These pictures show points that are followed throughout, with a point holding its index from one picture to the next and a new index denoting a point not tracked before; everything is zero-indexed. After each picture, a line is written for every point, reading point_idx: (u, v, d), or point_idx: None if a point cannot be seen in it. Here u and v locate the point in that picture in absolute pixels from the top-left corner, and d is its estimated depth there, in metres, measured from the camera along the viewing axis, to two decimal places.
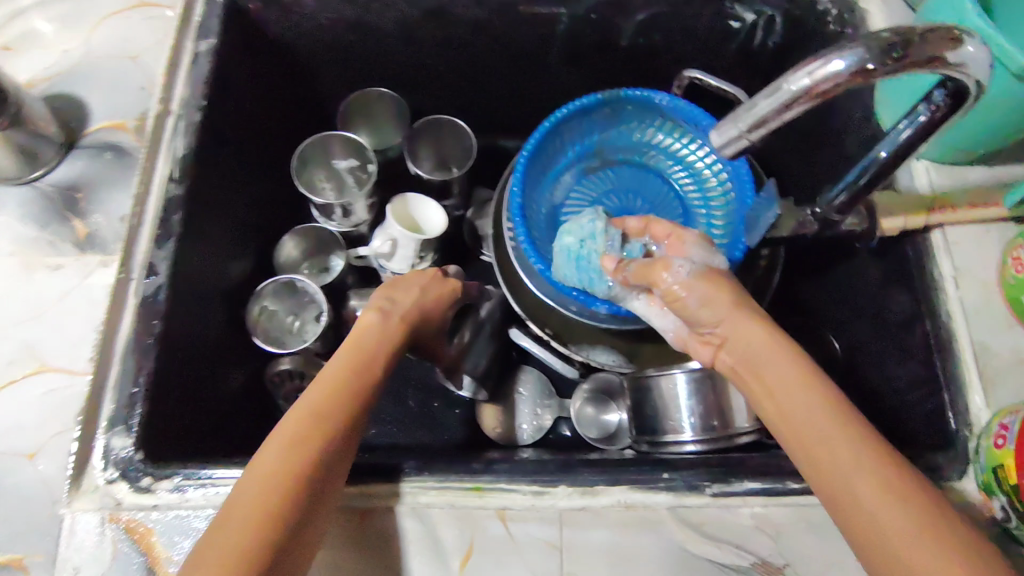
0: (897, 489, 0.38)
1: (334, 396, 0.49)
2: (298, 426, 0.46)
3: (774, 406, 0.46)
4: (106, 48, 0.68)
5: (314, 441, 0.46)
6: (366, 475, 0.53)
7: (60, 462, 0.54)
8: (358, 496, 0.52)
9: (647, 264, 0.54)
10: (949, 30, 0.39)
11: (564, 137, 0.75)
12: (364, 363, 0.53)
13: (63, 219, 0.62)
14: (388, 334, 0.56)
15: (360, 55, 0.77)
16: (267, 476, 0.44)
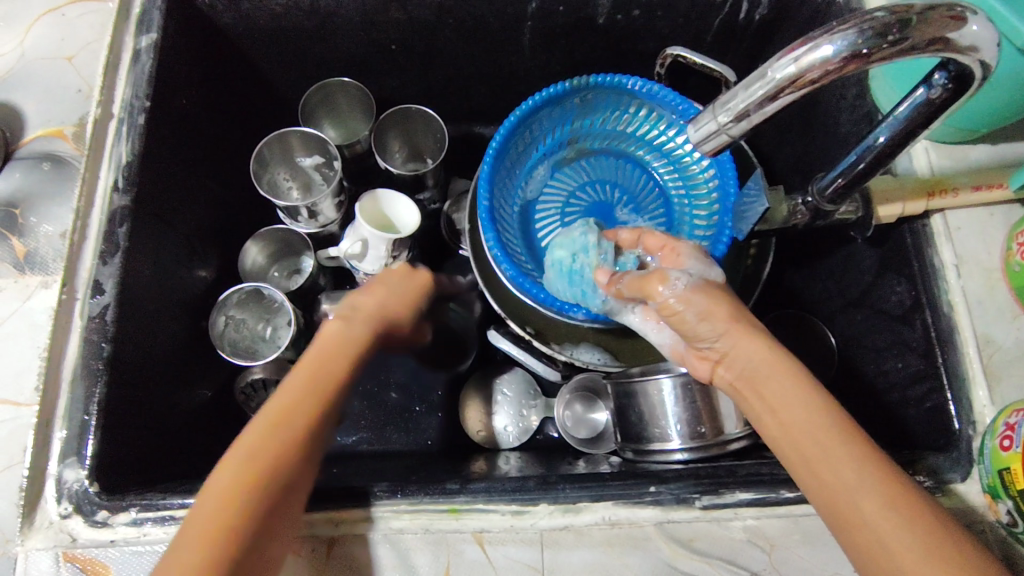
0: (907, 513, 0.37)
1: (285, 426, 0.42)
2: (248, 465, 0.40)
3: (775, 424, 0.43)
4: (37, 49, 0.63)
5: (268, 484, 0.40)
6: (333, 501, 0.50)
7: (10, 497, 0.51)
8: (325, 525, 0.49)
9: (643, 278, 0.49)
10: (952, 7, 0.34)
11: (534, 129, 0.70)
12: (320, 383, 0.45)
13: (2, 238, 0.58)
14: (351, 343, 0.48)
15: (320, 43, 0.72)
16: (210, 529, 0.38)
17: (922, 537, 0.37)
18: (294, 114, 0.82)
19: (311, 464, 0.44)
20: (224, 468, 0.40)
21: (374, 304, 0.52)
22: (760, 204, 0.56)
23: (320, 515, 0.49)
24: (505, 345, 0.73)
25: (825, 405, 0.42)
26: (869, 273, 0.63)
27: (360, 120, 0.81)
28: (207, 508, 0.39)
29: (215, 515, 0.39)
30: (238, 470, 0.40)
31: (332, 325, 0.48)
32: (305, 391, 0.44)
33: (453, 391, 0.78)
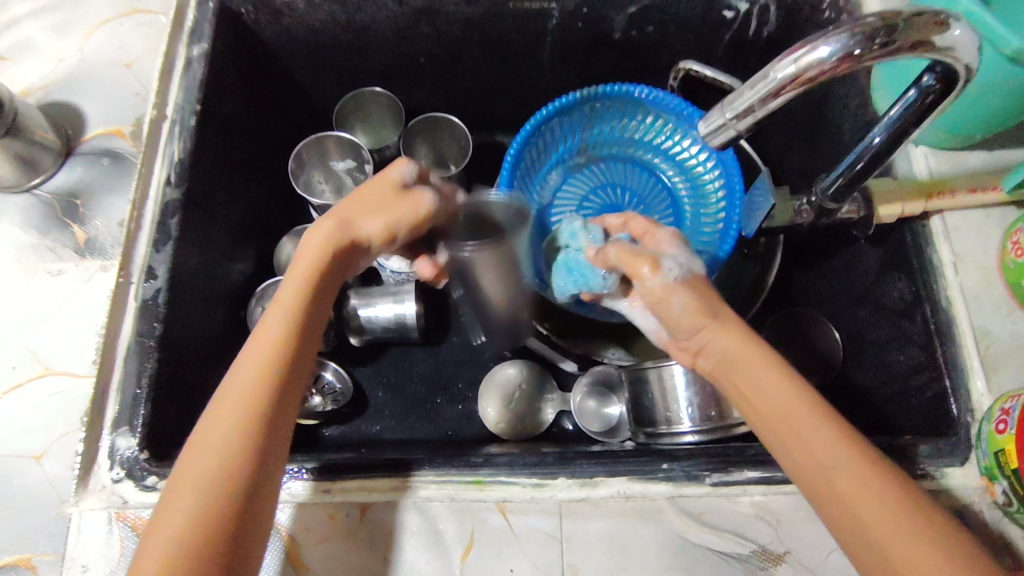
0: (877, 488, 0.40)
1: (242, 377, 0.43)
2: (217, 424, 0.41)
3: (754, 411, 0.46)
4: (99, 56, 0.69)
5: (238, 440, 0.41)
6: (369, 469, 0.54)
7: (66, 462, 0.54)
8: (359, 492, 0.53)
9: (634, 253, 0.53)
10: (937, 14, 0.39)
11: (549, 137, 0.75)
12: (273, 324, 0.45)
13: (63, 226, 0.63)
14: (306, 268, 0.47)
15: (354, 55, 0.77)
16: (186, 484, 0.40)
17: (893, 510, 0.39)
18: (327, 122, 0.88)
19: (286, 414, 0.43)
20: (199, 434, 0.42)
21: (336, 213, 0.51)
22: (766, 200, 0.60)
23: (353, 483, 0.54)
24: (532, 344, 0.80)
25: (796, 388, 0.44)
26: (871, 271, 0.67)
27: (390, 127, 0.85)
28: (186, 472, 0.40)
29: (196, 477, 0.39)
30: (205, 434, 0.41)
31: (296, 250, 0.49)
32: (269, 337, 0.44)
33: (472, 385, 0.82)
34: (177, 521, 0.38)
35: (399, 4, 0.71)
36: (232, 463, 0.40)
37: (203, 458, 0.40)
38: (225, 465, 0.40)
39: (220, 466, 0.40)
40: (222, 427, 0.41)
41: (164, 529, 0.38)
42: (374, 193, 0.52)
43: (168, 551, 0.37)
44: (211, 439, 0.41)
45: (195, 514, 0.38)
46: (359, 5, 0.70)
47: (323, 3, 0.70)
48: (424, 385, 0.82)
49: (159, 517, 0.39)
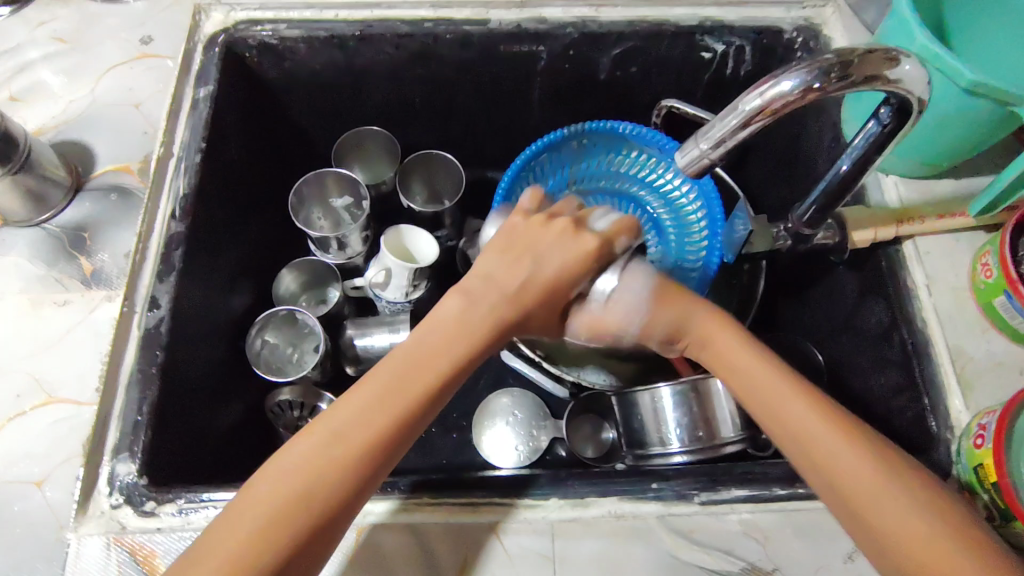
0: (895, 499, 0.43)
1: (381, 409, 0.46)
2: (345, 435, 0.44)
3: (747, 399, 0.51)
4: (109, 97, 0.72)
5: (337, 486, 0.43)
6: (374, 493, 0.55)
7: (67, 488, 0.55)
8: (372, 511, 0.54)
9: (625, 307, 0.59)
10: (888, 51, 0.43)
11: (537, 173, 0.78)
12: (427, 367, 0.48)
13: (71, 258, 0.65)
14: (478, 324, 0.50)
15: (352, 96, 0.81)
16: (292, 486, 0.43)
17: (914, 517, 0.42)
18: (325, 161, 0.91)
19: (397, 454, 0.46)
20: (297, 445, 0.45)
21: (515, 270, 0.52)
22: (744, 228, 0.64)
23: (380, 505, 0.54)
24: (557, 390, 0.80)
25: (785, 386, 0.49)
26: (851, 296, 0.69)
27: (386, 164, 0.90)
28: (285, 470, 0.43)
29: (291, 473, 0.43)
30: (324, 450, 0.44)
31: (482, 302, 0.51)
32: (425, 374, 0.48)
33: (466, 414, 0.82)
34: (257, 512, 0.42)
35: (396, 48, 0.74)
36: (331, 492, 0.43)
37: (298, 481, 0.43)
38: (325, 482, 0.43)
39: (321, 480, 0.43)
40: (346, 440, 0.44)
41: (250, 513, 0.42)
42: (562, 266, 0.52)
43: (237, 545, 0.41)
44: (327, 449, 0.44)
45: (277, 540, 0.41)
46: (356, 50, 0.74)
47: (322, 48, 0.73)
48: None
49: (230, 515, 0.42)
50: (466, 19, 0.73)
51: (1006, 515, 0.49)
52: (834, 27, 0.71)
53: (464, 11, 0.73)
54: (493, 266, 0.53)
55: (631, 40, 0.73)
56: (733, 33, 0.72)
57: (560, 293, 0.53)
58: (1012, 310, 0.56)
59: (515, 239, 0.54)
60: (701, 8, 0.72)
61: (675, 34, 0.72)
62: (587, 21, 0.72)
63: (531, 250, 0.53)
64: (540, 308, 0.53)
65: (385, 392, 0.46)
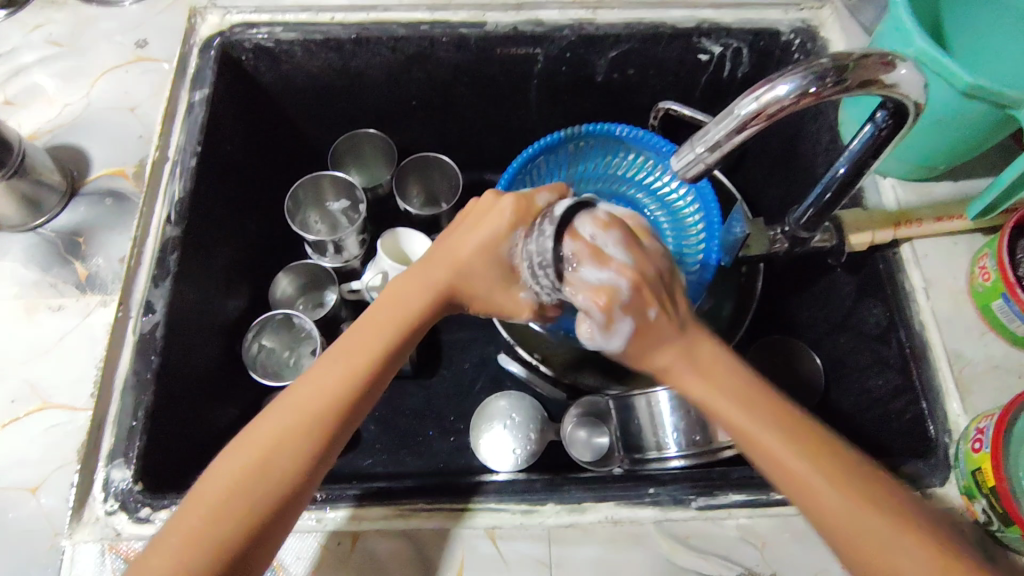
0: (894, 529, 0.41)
1: (328, 374, 0.47)
2: (297, 400, 0.46)
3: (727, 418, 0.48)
4: (104, 101, 0.72)
5: (280, 463, 0.45)
6: (338, 499, 0.54)
7: (62, 494, 0.55)
8: (330, 519, 0.54)
9: (637, 291, 0.48)
10: (884, 55, 0.43)
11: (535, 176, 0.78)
12: (375, 330, 0.50)
13: (66, 263, 0.65)
14: (424, 288, 0.53)
15: (349, 99, 0.81)
16: (246, 458, 0.45)
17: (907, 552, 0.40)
18: (322, 163, 0.91)
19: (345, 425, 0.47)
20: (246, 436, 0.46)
21: (456, 249, 0.54)
22: (741, 230, 0.63)
23: (352, 511, 0.54)
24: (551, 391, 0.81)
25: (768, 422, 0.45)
26: (848, 299, 0.69)
27: (383, 167, 0.90)
28: (243, 440, 0.46)
29: (246, 445, 0.45)
30: (275, 419, 0.46)
31: (427, 265, 0.54)
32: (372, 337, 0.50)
33: (464, 417, 0.82)
34: (218, 483, 0.44)
35: (392, 51, 0.74)
36: (284, 465, 0.45)
37: (244, 464, 0.44)
38: (275, 449, 0.45)
39: (272, 448, 0.45)
40: (293, 412, 0.46)
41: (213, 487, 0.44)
42: (485, 237, 0.53)
43: (203, 515, 0.43)
44: (277, 420, 0.46)
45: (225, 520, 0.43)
46: (352, 53, 0.74)
47: (318, 51, 0.73)
48: (415, 417, 0.82)
49: (188, 506, 0.44)
50: (463, 21, 0.72)
51: (1005, 519, 0.49)
52: (832, 29, 0.71)
53: (460, 14, 0.73)
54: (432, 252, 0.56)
55: (628, 42, 0.73)
56: (730, 35, 0.72)
57: (495, 257, 0.53)
58: (1010, 313, 0.56)
59: (450, 230, 0.56)
60: (698, 10, 0.72)
61: (672, 36, 0.72)
62: (584, 23, 0.72)
63: (460, 232, 0.55)
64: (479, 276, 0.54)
65: (333, 359, 0.48)
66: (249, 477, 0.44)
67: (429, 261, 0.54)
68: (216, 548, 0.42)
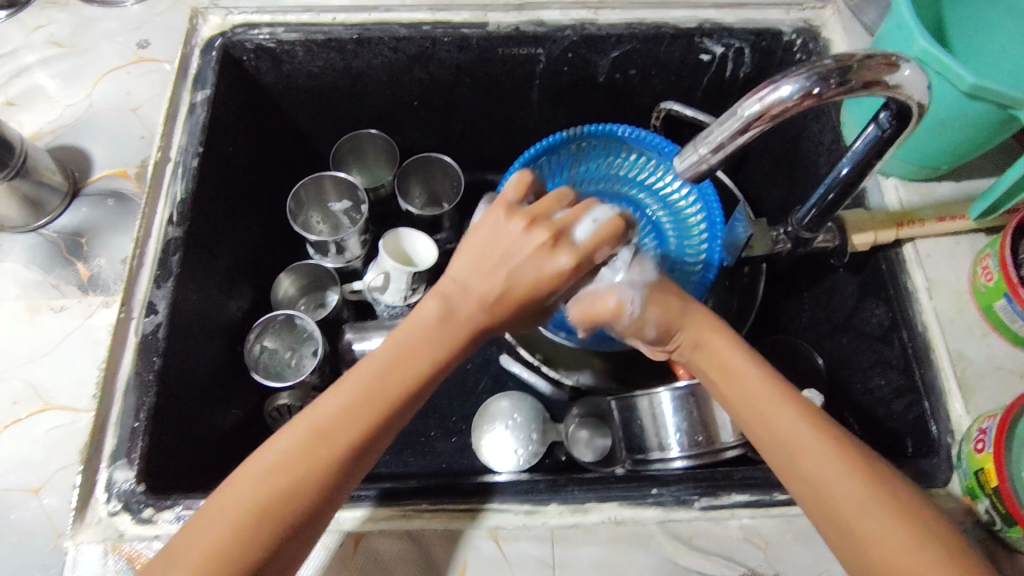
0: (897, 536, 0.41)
1: (352, 414, 0.46)
2: (319, 434, 0.45)
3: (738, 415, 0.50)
4: (107, 101, 0.72)
5: (306, 497, 0.44)
6: (356, 500, 0.54)
7: (65, 495, 0.55)
8: (347, 519, 0.54)
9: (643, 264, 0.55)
10: (887, 56, 0.43)
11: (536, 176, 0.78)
12: (403, 366, 0.48)
13: (68, 264, 0.65)
14: (457, 323, 0.50)
15: (351, 100, 0.81)
16: (264, 488, 0.43)
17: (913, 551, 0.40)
18: (323, 163, 0.91)
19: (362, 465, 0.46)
20: (270, 450, 0.45)
21: (491, 282, 0.51)
22: (743, 230, 0.62)
23: (362, 512, 0.54)
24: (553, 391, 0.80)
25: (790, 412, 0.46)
26: (851, 299, 0.69)
27: (384, 168, 0.90)
28: (259, 465, 0.44)
29: (264, 472, 0.44)
30: (296, 452, 0.44)
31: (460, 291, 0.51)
32: (403, 372, 0.48)
33: (466, 417, 0.82)
34: (232, 507, 0.43)
35: (393, 51, 0.74)
36: (303, 502, 0.44)
37: (268, 486, 0.43)
38: (294, 485, 0.44)
39: (293, 482, 0.44)
40: (317, 448, 0.45)
41: (226, 509, 0.43)
42: (528, 280, 0.50)
43: (214, 534, 0.42)
44: (298, 454, 0.44)
45: (246, 546, 0.42)
46: (353, 53, 0.74)
47: (320, 51, 0.73)
48: (416, 417, 0.82)
49: (206, 509, 0.44)
50: (465, 22, 0.72)
51: (1009, 520, 0.49)
52: (834, 29, 0.71)
53: (462, 14, 0.73)
54: (469, 272, 0.52)
55: (630, 42, 0.73)
56: (732, 35, 0.72)
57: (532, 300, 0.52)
58: (1013, 314, 0.56)
59: (490, 246, 0.52)
60: (700, 10, 0.72)
61: (674, 36, 0.72)
62: (586, 23, 0.72)
63: (504, 260, 0.51)
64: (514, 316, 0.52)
65: (359, 391, 0.46)
66: (275, 504, 0.43)
67: (465, 287, 0.51)
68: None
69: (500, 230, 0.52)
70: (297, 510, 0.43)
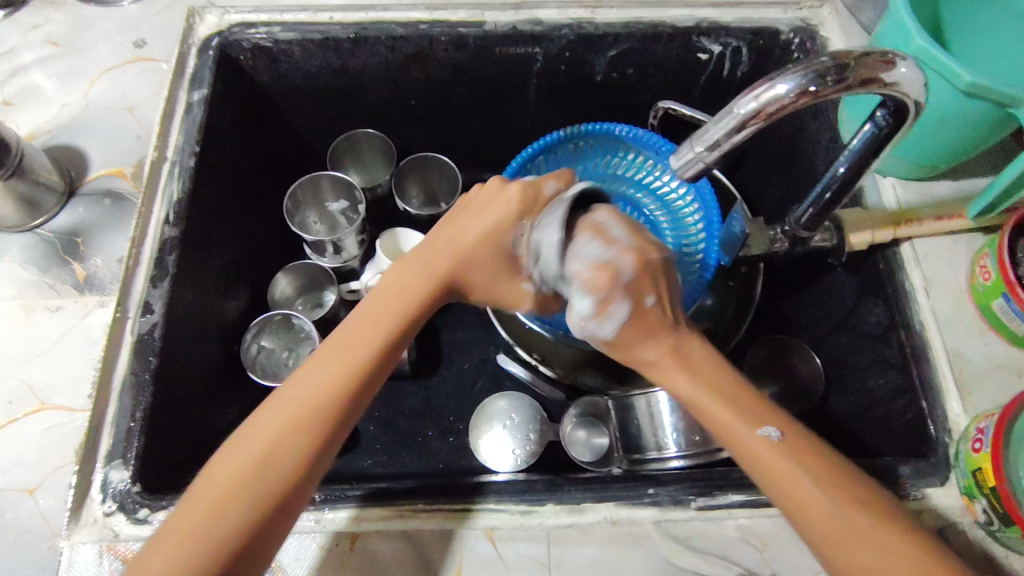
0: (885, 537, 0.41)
1: (333, 360, 0.48)
2: (301, 384, 0.47)
3: (712, 420, 0.48)
4: (103, 101, 0.72)
5: (297, 439, 0.45)
6: (338, 500, 0.54)
7: (60, 496, 0.55)
8: (330, 520, 0.54)
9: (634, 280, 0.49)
10: (884, 54, 0.43)
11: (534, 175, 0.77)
12: (382, 318, 0.51)
13: (64, 264, 0.65)
14: (430, 274, 0.54)
15: (348, 99, 0.81)
16: (249, 450, 0.44)
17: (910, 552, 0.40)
18: (321, 163, 0.91)
19: (347, 417, 0.47)
20: (252, 419, 0.46)
21: (456, 238, 0.55)
22: (741, 227, 0.63)
23: (354, 512, 0.54)
24: (550, 391, 0.80)
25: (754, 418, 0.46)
26: (848, 298, 0.69)
27: (382, 167, 0.89)
28: (248, 437, 0.44)
29: (250, 437, 0.44)
30: (280, 407, 0.46)
31: (432, 249, 0.55)
32: (380, 321, 0.51)
33: (463, 417, 0.82)
34: (219, 480, 0.43)
35: (390, 50, 0.74)
36: (289, 454, 0.44)
37: (252, 445, 0.44)
38: (279, 436, 0.44)
39: (278, 437, 0.44)
40: (300, 397, 0.46)
41: (212, 488, 0.42)
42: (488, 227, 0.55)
43: (202, 512, 0.42)
44: (282, 407, 0.46)
45: (241, 500, 0.42)
46: (350, 52, 0.74)
47: (317, 50, 0.73)
48: (413, 416, 0.82)
49: (189, 497, 0.43)
50: (462, 21, 0.72)
51: (1006, 519, 0.49)
52: (832, 28, 0.71)
53: (459, 13, 0.72)
54: (433, 239, 0.56)
55: (627, 41, 0.73)
56: (730, 34, 0.71)
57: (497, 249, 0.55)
58: (1010, 313, 0.55)
59: (452, 214, 0.57)
60: (698, 9, 0.72)
61: (672, 35, 0.72)
62: (583, 22, 0.72)
63: (464, 223, 0.56)
64: (482, 263, 0.55)
65: (338, 340, 0.49)
66: (261, 461, 0.43)
67: (435, 245, 0.55)
68: (218, 553, 0.41)
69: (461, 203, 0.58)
70: (285, 463, 0.44)
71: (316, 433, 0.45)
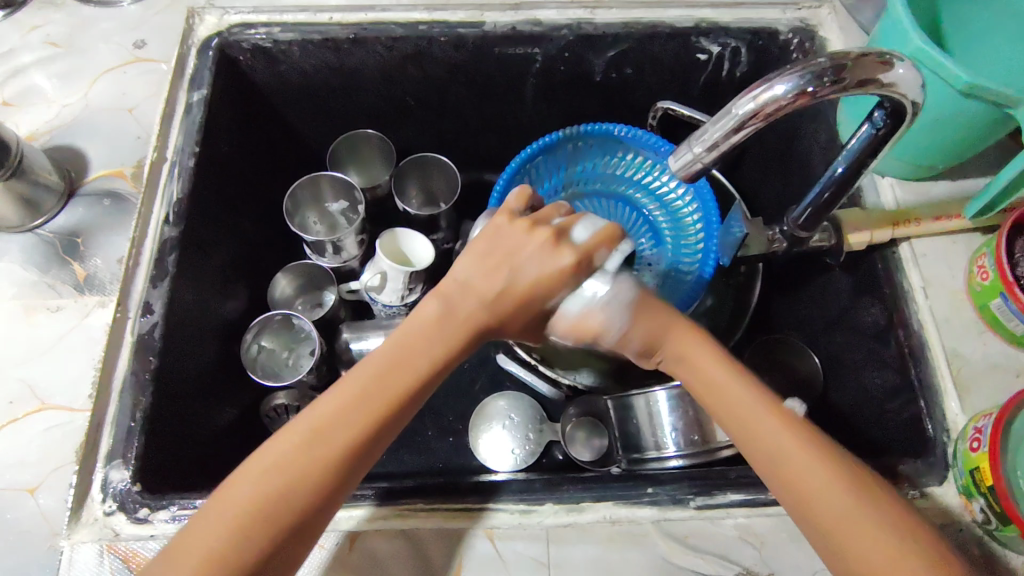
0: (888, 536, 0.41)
1: (355, 410, 0.46)
2: (320, 428, 0.45)
3: (715, 410, 0.50)
4: (103, 101, 0.72)
5: (311, 487, 0.44)
6: (357, 499, 0.54)
7: (60, 495, 0.55)
8: (345, 519, 0.54)
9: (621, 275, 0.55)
10: (881, 54, 0.43)
11: (533, 176, 0.78)
12: (409, 365, 0.48)
13: (64, 264, 0.65)
14: (460, 324, 0.50)
15: (347, 99, 0.81)
16: (263, 486, 0.43)
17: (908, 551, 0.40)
18: (320, 164, 0.91)
19: (361, 467, 0.46)
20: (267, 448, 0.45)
21: (491, 282, 0.51)
22: (740, 229, 0.64)
23: (369, 511, 0.54)
24: (550, 391, 0.81)
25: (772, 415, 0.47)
26: (847, 298, 0.69)
27: (381, 167, 0.90)
28: (262, 466, 0.44)
29: (264, 469, 0.44)
30: (297, 451, 0.44)
31: (464, 290, 0.51)
32: (405, 372, 0.48)
33: (463, 417, 0.82)
34: (229, 508, 0.43)
35: (390, 50, 0.74)
36: (303, 499, 0.43)
37: (265, 487, 0.43)
38: (295, 482, 0.43)
39: (295, 480, 0.43)
40: (317, 445, 0.44)
41: (222, 511, 0.43)
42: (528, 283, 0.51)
43: (212, 536, 0.42)
44: (299, 451, 0.44)
45: (254, 539, 0.42)
46: (349, 52, 0.74)
47: (316, 50, 0.73)
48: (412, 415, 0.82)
49: (208, 508, 0.44)
50: (461, 21, 0.72)
51: (1004, 519, 0.49)
52: (830, 28, 0.71)
53: (458, 14, 0.73)
54: (468, 272, 0.51)
55: (626, 41, 0.73)
56: (729, 34, 0.72)
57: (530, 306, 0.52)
58: (1008, 313, 0.56)
59: (494, 244, 0.52)
60: (697, 9, 0.72)
61: (671, 35, 0.72)
62: (582, 23, 0.72)
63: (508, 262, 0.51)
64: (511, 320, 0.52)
65: (363, 387, 0.47)
66: (271, 503, 0.43)
67: (468, 286, 0.51)
68: None
69: (506, 231, 0.52)
70: (299, 508, 0.43)
71: (330, 487, 0.44)
